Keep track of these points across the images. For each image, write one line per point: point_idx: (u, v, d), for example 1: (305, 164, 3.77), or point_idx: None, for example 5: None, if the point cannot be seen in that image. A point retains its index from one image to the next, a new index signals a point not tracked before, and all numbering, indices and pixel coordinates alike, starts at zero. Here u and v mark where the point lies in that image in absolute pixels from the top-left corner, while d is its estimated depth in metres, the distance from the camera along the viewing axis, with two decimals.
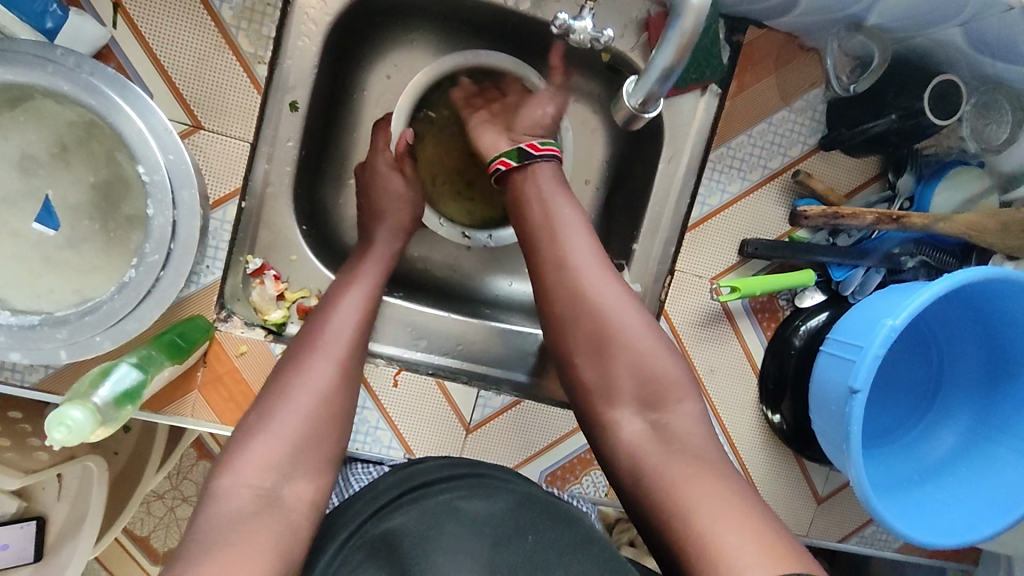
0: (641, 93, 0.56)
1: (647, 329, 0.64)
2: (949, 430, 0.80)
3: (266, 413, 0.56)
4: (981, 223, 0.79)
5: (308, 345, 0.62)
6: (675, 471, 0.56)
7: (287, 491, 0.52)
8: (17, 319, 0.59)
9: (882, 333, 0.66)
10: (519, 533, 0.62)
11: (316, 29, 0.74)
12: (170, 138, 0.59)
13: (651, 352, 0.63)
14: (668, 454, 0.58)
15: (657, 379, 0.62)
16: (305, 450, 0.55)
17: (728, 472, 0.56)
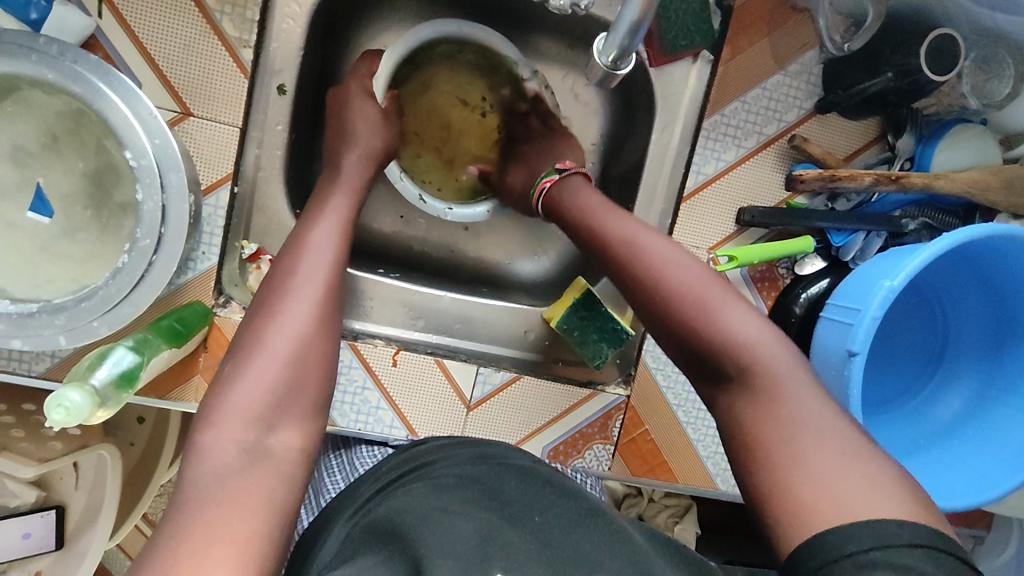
0: (612, 52, 0.56)
1: (739, 305, 0.60)
2: (956, 394, 0.79)
3: (243, 367, 0.56)
4: (983, 181, 0.77)
5: (283, 290, 0.61)
6: (783, 432, 0.53)
7: (275, 442, 0.53)
8: (16, 307, 0.60)
9: (880, 295, 0.65)
10: (527, 513, 0.62)
11: (300, 10, 0.74)
12: (156, 122, 0.60)
13: (745, 328, 0.58)
14: (772, 419, 0.54)
15: (728, 344, 0.58)
16: (292, 412, 0.55)
17: (831, 431, 0.53)
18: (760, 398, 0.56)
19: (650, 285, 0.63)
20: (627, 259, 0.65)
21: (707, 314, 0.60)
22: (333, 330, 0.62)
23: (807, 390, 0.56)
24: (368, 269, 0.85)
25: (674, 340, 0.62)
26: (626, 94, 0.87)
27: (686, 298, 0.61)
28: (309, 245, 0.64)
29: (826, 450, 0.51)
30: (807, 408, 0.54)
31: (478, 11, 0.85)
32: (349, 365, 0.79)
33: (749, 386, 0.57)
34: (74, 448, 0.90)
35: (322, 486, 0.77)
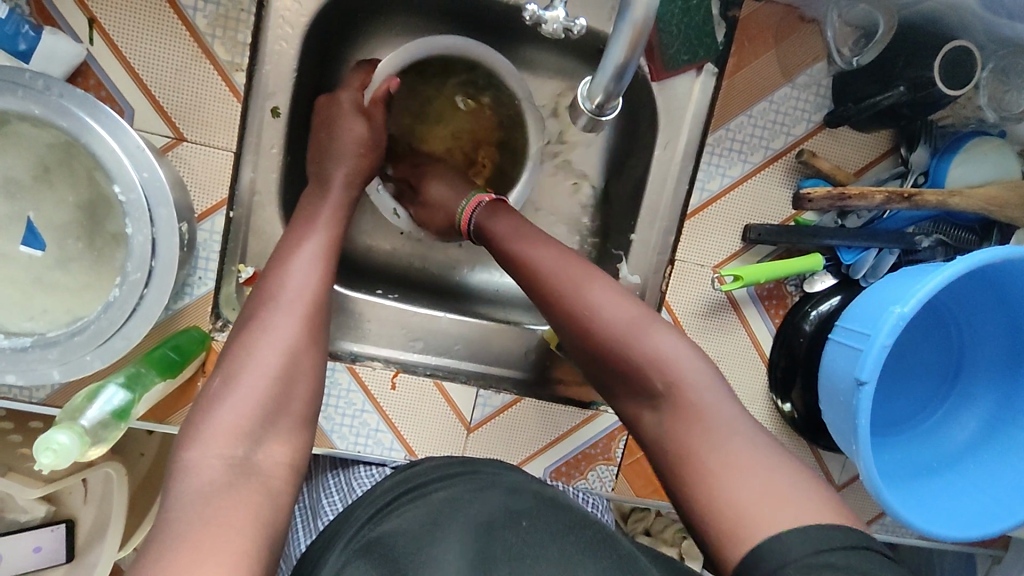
0: (600, 94, 0.54)
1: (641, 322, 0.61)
2: (971, 415, 0.76)
3: (232, 386, 0.55)
4: (1001, 197, 0.74)
5: (275, 310, 0.60)
6: (700, 448, 0.55)
7: (261, 456, 0.53)
8: (9, 342, 0.60)
9: (890, 323, 0.63)
10: (513, 519, 0.60)
11: (293, 31, 0.73)
12: (144, 155, 0.60)
13: (645, 341, 0.60)
14: (682, 432, 0.56)
15: (642, 360, 0.59)
16: (279, 425, 0.55)
17: (755, 441, 0.54)
18: (681, 418, 0.56)
19: (569, 310, 0.63)
20: (546, 283, 0.65)
21: (623, 335, 0.60)
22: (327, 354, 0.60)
23: (725, 410, 0.56)
24: (366, 289, 0.84)
25: (597, 360, 0.63)
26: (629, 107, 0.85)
27: (605, 323, 0.61)
28: (296, 258, 0.63)
29: (758, 470, 0.52)
30: (712, 418, 0.56)
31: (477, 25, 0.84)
32: (348, 388, 0.78)
33: (669, 406, 0.58)
34: (81, 467, 0.91)
35: (318, 508, 0.76)
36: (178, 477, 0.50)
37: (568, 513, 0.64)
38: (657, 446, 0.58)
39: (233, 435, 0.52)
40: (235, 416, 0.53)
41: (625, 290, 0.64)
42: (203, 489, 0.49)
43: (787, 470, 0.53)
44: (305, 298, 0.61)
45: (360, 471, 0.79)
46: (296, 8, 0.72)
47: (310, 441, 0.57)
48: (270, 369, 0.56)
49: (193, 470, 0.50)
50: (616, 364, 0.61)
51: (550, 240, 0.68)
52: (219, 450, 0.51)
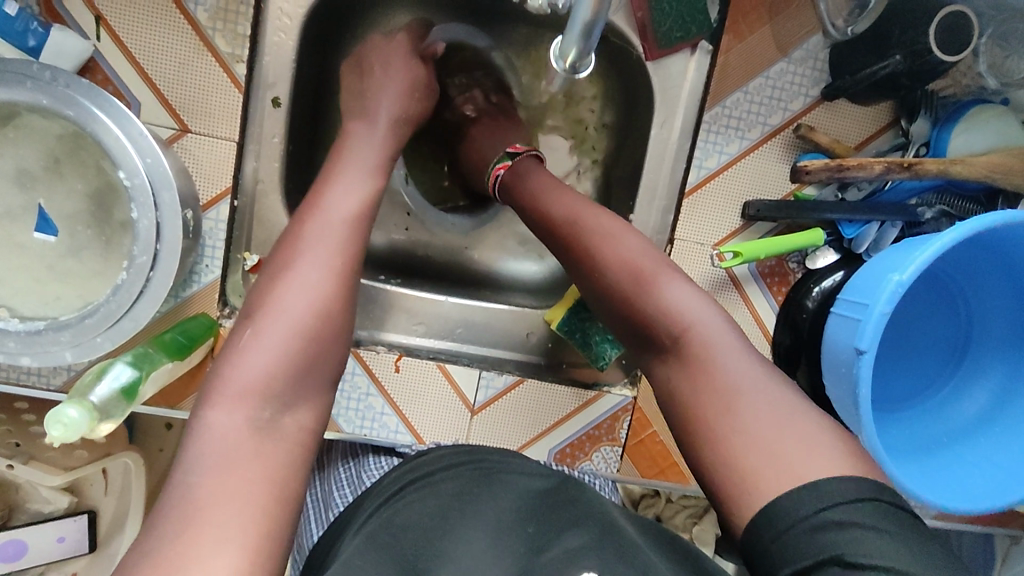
0: (573, 52, 0.56)
1: (666, 277, 0.61)
2: (981, 389, 0.75)
3: (258, 328, 0.55)
4: (1007, 163, 0.73)
5: (276, 269, 0.58)
6: (719, 394, 0.55)
7: (289, 419, 0.52)
8: (24, 326, 0.63)
9: (889, 289, 0.62)
10: (520, 525, 0.60)
11: (291, 23, 0.75)
12: (148, 142, 0.62)
13: (661, 291, 0.60)
14: (686, 382, 0.57)
15: (659, 310, 0.60)
16: (309, 388, 0.54)
17: (785, 399, 0.54)
18: (693, 367, 0.57)
19: (591, 262, 0.64)
20: (566, 230, 0.66)
21: (642, 285, 0.61)
22: (354, 309, 0.59)
23: (738, 357, 0.57)
24: (370, 277, 0.85)
25: (616, 314, 0.64)
26: (626, 89, 0.86)
27: (625, 274, 0.62)
28: (320, 218, 0.60)
29: (784, 437, 0.51)
30: (723, 365, 0.56)
31: (472, 14, 0.85)
32: (352, 372, 0.80)
33: (678, 356, 0.58)
34: (99, 457, 0.94)
35: (331, 500, 0.75)
36: (199, 434, 0.49)
37: (580, 505, 0.63)
38: (665, 400, 0.60)
39: (256, 372, 0.52)
40: (259, 368, 0.52)
41: (644, 242, 0.64)
42: (227, 447, 0.48)
43: (811, 432, 0.52)
44: (334, 245, 0.59)
45: (370, 462, 0.79)
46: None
47: (331, 404, 0.57)
48: None
49: (217, 419, 0.50)
50: (631, 314, 0.62)
51: (589, 203, 0.68)
52: (246, 401, 0.51)
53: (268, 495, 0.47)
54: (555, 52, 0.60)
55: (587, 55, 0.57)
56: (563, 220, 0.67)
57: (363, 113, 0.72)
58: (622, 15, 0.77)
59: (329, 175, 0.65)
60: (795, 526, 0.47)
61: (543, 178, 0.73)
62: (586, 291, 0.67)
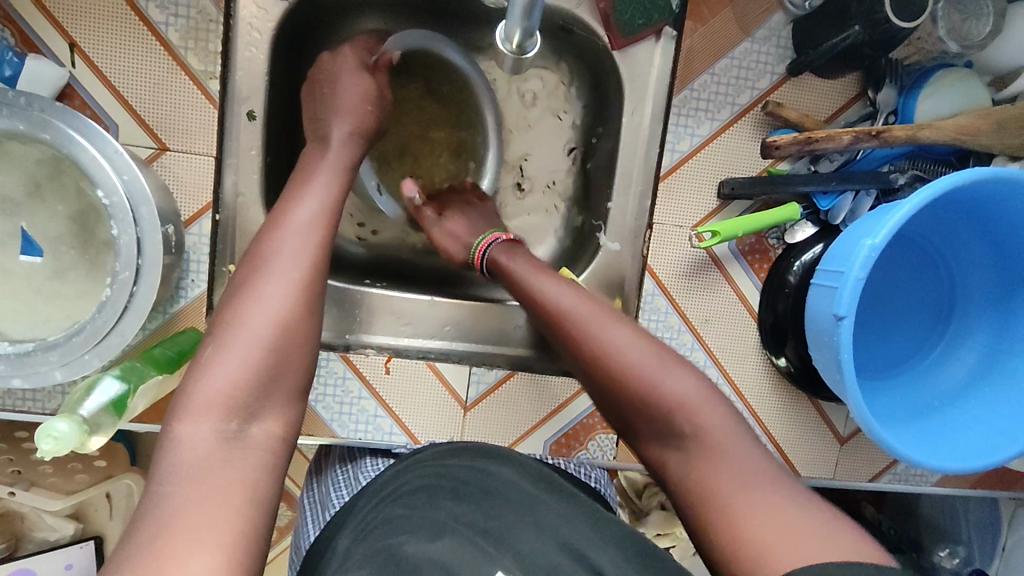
0: (517, 33, 0.56)
1: (661, 362, 0.62)
2: (969, 350, 0.75)
3: (218, 344, 0.55)
4: (972, 125, 0.74)
5: (257, 268, 0.59)
6: (724, 478, 0.55)
7: (257, 429, 0.52)
8: (14, 348, 0.64)
9: (863, 255, 0.62)
10: (517, 510, 0.58)
11: (261, 37, 0.76)
12: (123, 159, 0.63)
13: (660, 377, 0.61)
14: (699, 471, 0.57)
15: (669, 407, 0.59)
16: (273, 399, 0.55)
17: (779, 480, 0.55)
18: (705, 460, 0.57)
19: (586, 353, 0.64)
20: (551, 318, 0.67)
21: (644, 376, 0.61)
22: (318, 318, 0.60)
23: (741, 447, 0.57)
24: (357, 281, 0.86)
25: (624, 408, 0.63)
26: (596, 81, 0.87)
27: (632, 369, 0.61)
28: (289, 230, 0.61)
29: (791, 515, 0.51)
30: (724, 447, 0.57)
31: (440, 17, 0.87)
32: (344, 376, 0.81)
33: (688, 446, 0.58)
34: (100, 479, 0.94)
35: (326, 501, 0.74)
36: (169, 447, 0.49)
37: (556, 498, 0.60)
38: (678, 483, 0.59)
39: (220, 386, 0.52)
40: (225, 382, 0.52)
41: (639, 329, 0.64)
42: (199, 458, 0.49)
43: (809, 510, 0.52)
44: (295, 258, 0.59)
45: (367, 465, 0.78)
46: (261, 14, 0.76)
47: (301, 413, 0.57)
48: (253, 327, 0.55)
49: (185, 431, 0.50)
50: (637, 410, 0.61)
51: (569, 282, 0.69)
52: (212, 412, 0.51)
53: (243, 504, 0.47)
54: (499, 36, 0.60)
55: (532, 34, 0.58)
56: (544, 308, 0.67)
57: (337, 120, 0.74)
58: (585, 8, 0.79)
59: (304, 182, 0.67)
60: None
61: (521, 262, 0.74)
62: (588, 386, 0.66)
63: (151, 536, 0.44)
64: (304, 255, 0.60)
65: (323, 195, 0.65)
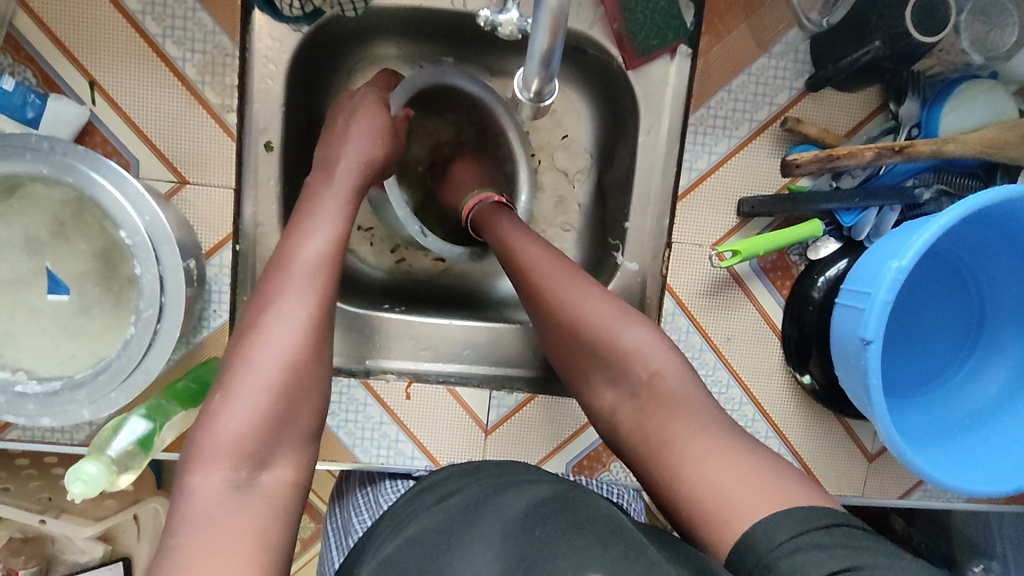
0: (535, 81, 0.56)
1: (619, 313, 0.67)
2: (1000, 365, 0.73)
3: (237, 387, 0.55)
4: (999, 138, 0.72)
5: (266, 303, 0.59)
6: (693, 446, 0.59)
7: (267, 477, 0.53)
8: (42, 387, 0.65)
9: (889, 277, 0.61)
10: (527, 528, 0.57)
11: (277, 69, 0.77)
12: (144, 200, 0.64)
13: (621, 330, 0.66)
14: (661, 420, 0.62)
15: (634, 361, 0.65)
16: (284, 446, 0.55)
17: (750, 445, 0.58)
18: (654, 403, 0.63)
19: (553, 303, 0.68)
20: (528, 274, 0.71)
21: (608, 334, 0.66)
22: (330, 359, 0.60)
23: (702, 412, 0.61)
24: (373, 306, 0.87)
25: (583, 355, 0.68)
26: (611, 100, 0.86)
27: (594, 322, 0.66)
28: (291, 274, 0.60)
29: (739, 468, 0.56)
30: (679, 399, 0.62)
31: (452, 41, 0.86)
32: (365, 402, 0.81)
33: (649, 394, 0.64)
34: (127, 504, 0.96)
35: (349, 528, 0.75)
36: (185, 498, 0.51)
37: (571, 515, 0.59)
38: (631, 434, 0.64)
39: (236, 434, 0.53)
40: (238, 433, 0.53)
41: (608, 294, 0.69)
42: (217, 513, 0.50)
43: (767, 468, 0.56)
44: (310, 297, 0.59)
45: (389, 490, 0.79)
46: (277, 46, 0.76)
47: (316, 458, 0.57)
48: (267, 374, 0.55)
49: (200, 483, 0.51)
50: (597, 357, 0.67)
51: (541, 240, 0.73)
52: (223, 462, 0.52)
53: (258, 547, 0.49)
54: (518, 85, 0.60)
55: (550, 81, 0.57)
56: (526, 260, 0.71)
57: None
58: (599, 29, 0.79)
59: (308, 206, 0.66)
60: (774, 550, 0.50)
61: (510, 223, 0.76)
62: (545, 330, 0.71)
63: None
64: (307, 299, 0.59)
65: (335, 236, 0.63)
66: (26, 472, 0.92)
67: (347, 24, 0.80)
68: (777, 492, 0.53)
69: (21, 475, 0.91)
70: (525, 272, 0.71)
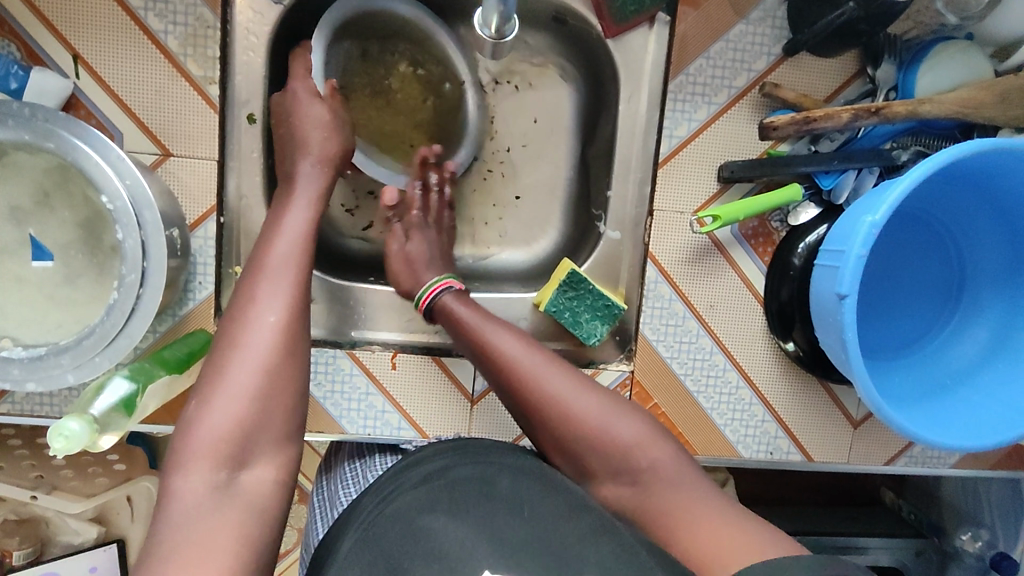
0: (495, 18, 0.57)
1: (605, 406, 0.64)
2: (981, 326, 0.73)
3: (224, 365, 0.56)
4: (975, 98, 0.73)
5: (258, 267, 0.62)
6: (690, 525, 0.56)
7: (248, 476, 0.53)
8: (27, 353, 0.66)
9: (864, 232, 0.62)
10: (516, 507, 0.58)
11: (258, 41, 0.78)
12: (125, 165, 0.65)
13: (611, 425, 0.63)
14: (659, 502, 0.60)
15: (625, 448, 0.62)
16: (269, 432, 0.55)
17: (743, 515, 0.56)
18: (651, 490, 0.60)
19: (538, 407, 0.64)
20: (506, 370, 0.66)
21: (596, 432, 0.62)
22: (308, 325, 0.60)
23: (694, 485, 0.60)
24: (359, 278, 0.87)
25: (575, 454, 0.64)
26: (593, 71, 0.87)
27: (585, 420, 0.63)
28: (271, 270, 0.61)
29: (733, 532, 0.54)
30: (673, 482, 0.60)
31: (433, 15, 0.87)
32: (351, 373, 0.82)
33: (646, 486, 0.61)
34: (120, 483, 0.96)
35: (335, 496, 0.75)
36: (170, 497, 0.51)
37: (559, 496, 0.60)
38: (631, 519, 0.61)
39: (219, 419, 0.53)
40: (220, 425, 0.53)
41: (598, 388, 0.66)
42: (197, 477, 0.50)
43: (760, 531, 0.54)
44: (292, 279, 0.61)
45: (375, 460, 0.79)
46: (258, 19, 0.77)
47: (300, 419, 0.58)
48: (253, 356, 0.56)
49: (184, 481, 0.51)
50: (590, 458, 0.63)
51: (511, 327, 0.69)
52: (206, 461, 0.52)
53: (240, 512, 0.51)
54: (478, 21, 0.60)
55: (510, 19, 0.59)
56: (500, 358, 0.66)
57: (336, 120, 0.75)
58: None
59: (287, 193, 0.69)
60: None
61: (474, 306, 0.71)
62: (530, 424, 0.66)
63: (172, 542, 0.48)
64: (290, 284, 0.60)
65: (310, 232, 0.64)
66: (18, 451, 0.93)
67: None
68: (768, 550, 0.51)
69: (14, 454, 0.92)
70: (503, 371, 0.66)
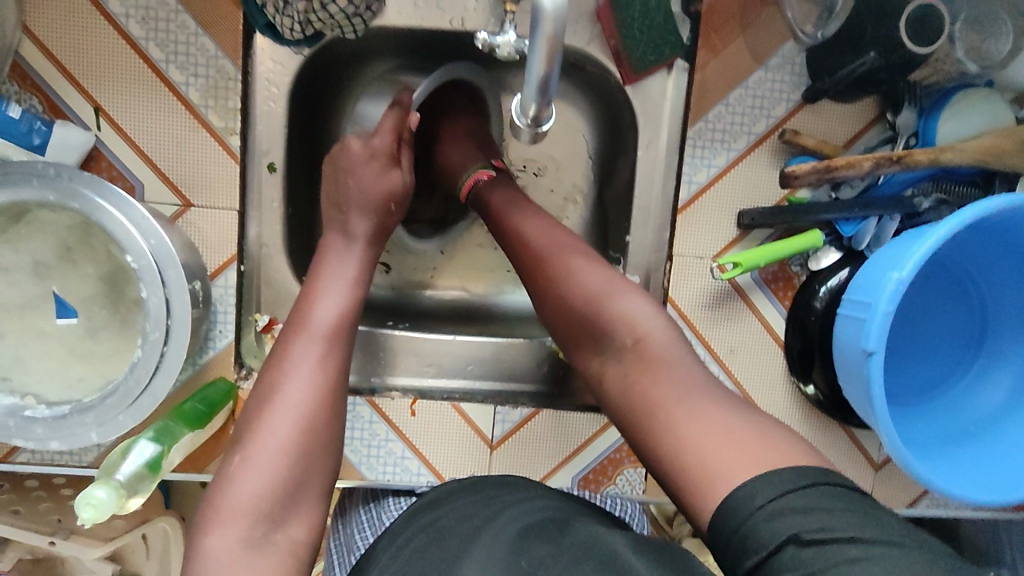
0: (533, 107, 0.57)
1: (610, 282, 0.63)
2: (1003, 373, 0.73)
3: (255, 427, 0.56)
4: (997, 146, 0.72)
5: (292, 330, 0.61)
6: (680, 407, 0.54)
7: (281, 536, 0.52)
8: (50, 411, 0.65)
9: (889, 288, 0.61)
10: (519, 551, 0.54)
11: (279, 91, 0.78)
12: (150, 224, 0.65)
13: (611, 298, 0.62)
14: (645, 380, 0.58)
15: (614, 317, 0.61)
16: (300, 492, 0.55)
17: (750, 414, 0.53)
18: (642, 367, 0.58)
19: (544, 273, 0.65)
20: (525, 247, 0.68)
21: (596, 300, 0.62)
22: (340, 385, 0.60)
23: (690, 368, 0.57)
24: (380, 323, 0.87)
25: (566, 320, 0.64)
26: (610, 114, 0.87)
27: (582, 292, 0.63)
28: (307, 330, 0.61)
29: (729, 427, 0.51)
30: (668, 361, 0.58)
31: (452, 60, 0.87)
32: (370, 420, 0.81)
33: (637, 357, 0.59)
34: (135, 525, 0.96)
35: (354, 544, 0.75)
36: (198, 561, 0.50)
37: (568, 537, 0.56)
38: (616, 399, 0.60)
39: (248, 483, 0.53)
40: (249, 486, 0.53)
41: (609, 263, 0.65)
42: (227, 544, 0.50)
43: (762, 430, 0.51)
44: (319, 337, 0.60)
45: (392, 505, 0.79)
46: (279, 69, 0.77)
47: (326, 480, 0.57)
48: (280, 419, 0.55)
49: (213, 543, 0.50)
50: (583, 326, 0.63)
51: (538, 211, 0.70)
52: (236, 520, 0.51)
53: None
54: (516, 107, 0.60)
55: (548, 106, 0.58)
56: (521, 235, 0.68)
57: None
58: (597, 45, 0.80)
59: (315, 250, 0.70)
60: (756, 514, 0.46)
61: (503, 197, 0.73)
62: (536, 292, 0.67)
63: None
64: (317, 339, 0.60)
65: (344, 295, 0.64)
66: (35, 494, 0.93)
67: (348, 46, 0.81)
68: (764, 455, 0.49)
69: (30, 498, 0.92)
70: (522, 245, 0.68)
